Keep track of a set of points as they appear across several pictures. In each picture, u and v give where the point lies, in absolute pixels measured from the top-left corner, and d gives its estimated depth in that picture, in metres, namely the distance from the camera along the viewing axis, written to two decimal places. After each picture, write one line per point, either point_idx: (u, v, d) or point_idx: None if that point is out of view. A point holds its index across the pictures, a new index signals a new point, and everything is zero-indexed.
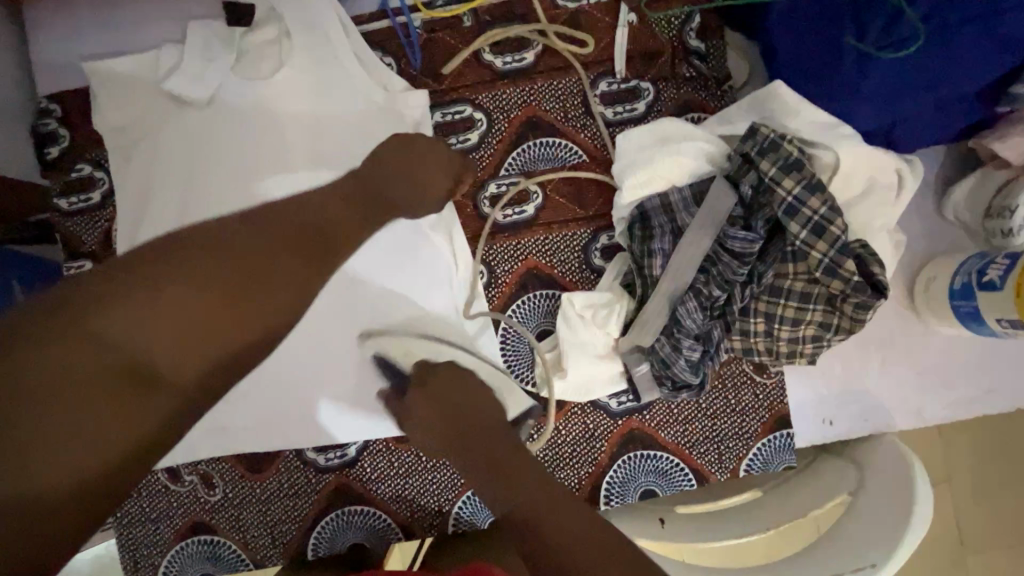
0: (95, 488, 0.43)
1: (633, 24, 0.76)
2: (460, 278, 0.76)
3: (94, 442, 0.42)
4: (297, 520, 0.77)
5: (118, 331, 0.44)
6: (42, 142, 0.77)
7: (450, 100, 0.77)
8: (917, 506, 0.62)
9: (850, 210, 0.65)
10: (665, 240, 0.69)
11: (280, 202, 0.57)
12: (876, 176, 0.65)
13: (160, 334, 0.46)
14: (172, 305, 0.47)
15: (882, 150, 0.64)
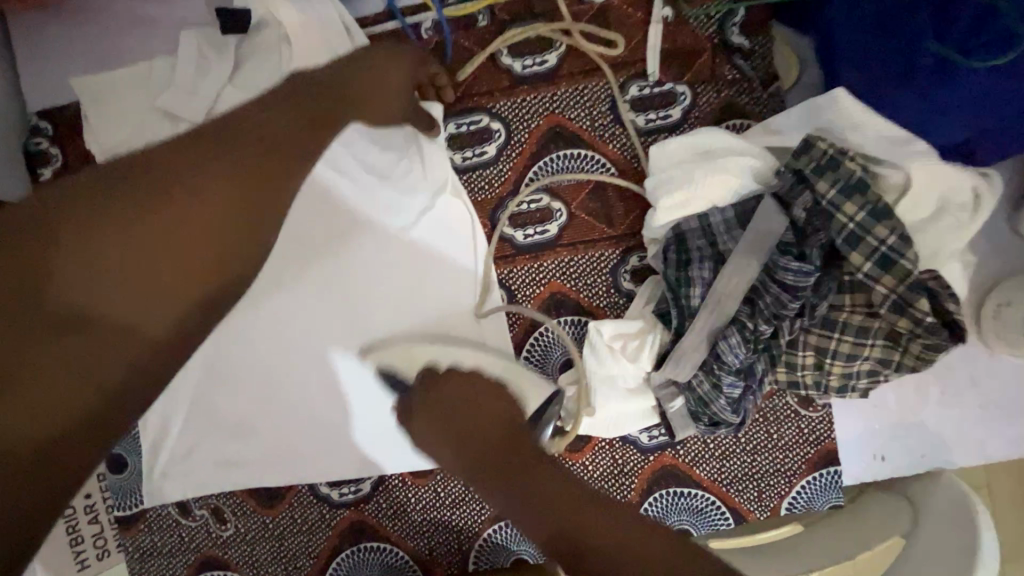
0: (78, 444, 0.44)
1: (668, 21, 0.68)
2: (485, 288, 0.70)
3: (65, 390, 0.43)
4: (311, 556, 0.74)
5: (77, 278, 0.43)
6: (33, 162, 0.73)
7: (464, 110, 0.70)
8: (981, 525, 0.58)
9: (917, 234, 0.57)
10: (704, 266, 0.62)
11: (231, 119, 0.50)
12: (949, 196, 0.57)
13: (108, 280, 0.44)
14: (125, 245, 0.45)
15: (954, 167, 0.56)
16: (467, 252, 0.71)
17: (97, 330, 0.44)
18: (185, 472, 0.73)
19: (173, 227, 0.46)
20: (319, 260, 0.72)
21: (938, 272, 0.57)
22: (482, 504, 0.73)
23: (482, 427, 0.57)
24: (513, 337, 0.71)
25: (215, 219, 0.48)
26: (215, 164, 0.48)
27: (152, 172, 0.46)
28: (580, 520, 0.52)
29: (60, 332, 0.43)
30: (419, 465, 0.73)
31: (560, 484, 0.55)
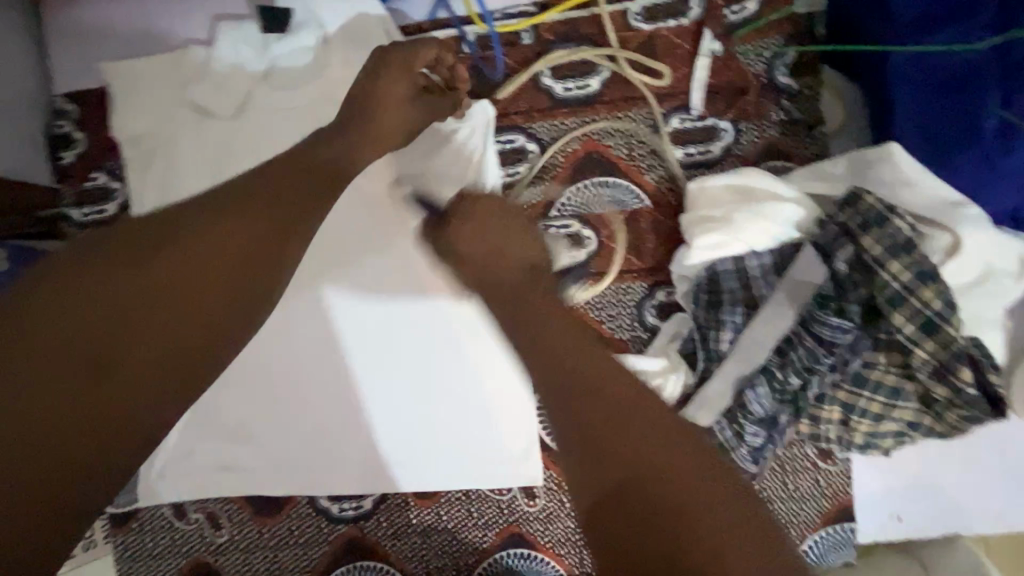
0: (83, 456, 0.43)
1: (717, 54, 0.66)
2: None
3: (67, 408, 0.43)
4: (305, 570, 0.72)
5: (74, 309, 0.44)
6: (57, 145, 0.71)
7: (502, 127, 0.69)
8: None
9: (960, 298, 0.56)
10: (736, 311, 0.60)
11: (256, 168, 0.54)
12: (998, 261, 0.55)
13: (108, 309, 0.45)
14: (129, 277, 0.46)
15: (1005, 233, 0.55)
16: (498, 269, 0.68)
17: (109, 357, 0.44)
18: (183, 474, 0.72)
19: (187, 274, 0.47)
20: (340, 266, 0.70)
21: (980, 341, 0.55)
22: (485, 531, 0.71)
23: (588, 383, 0.49)
24: None
25: (222, 250, 0.49)
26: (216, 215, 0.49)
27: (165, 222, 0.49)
28: (662, 478, 0.45)
29: (70, 363, 0.43)
30: (424, 487, 0.71)
31: (671, 448, 0.46)
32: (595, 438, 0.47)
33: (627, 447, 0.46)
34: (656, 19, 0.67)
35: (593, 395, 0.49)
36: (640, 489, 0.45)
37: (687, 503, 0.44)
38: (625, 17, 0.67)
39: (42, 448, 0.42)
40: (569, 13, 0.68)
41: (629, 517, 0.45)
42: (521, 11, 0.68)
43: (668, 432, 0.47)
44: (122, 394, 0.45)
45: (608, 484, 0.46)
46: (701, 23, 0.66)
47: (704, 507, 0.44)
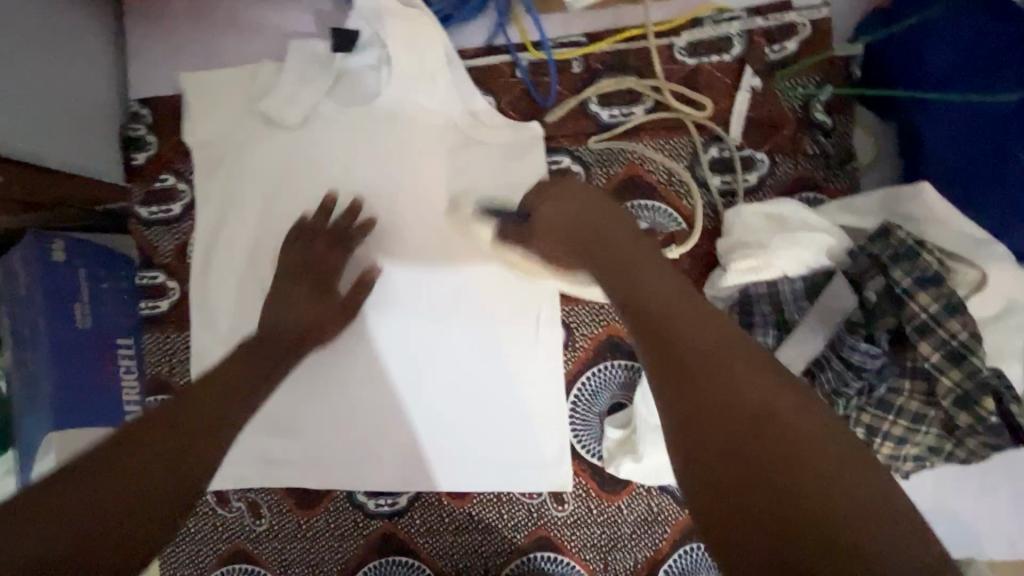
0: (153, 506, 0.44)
1: (757, 90, 0.70)
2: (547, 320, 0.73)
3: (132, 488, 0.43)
4: (339, 562, 0.75)
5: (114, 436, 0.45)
6: (130, 146, 0.76)
7: (549, 148, 0.73)
8: None
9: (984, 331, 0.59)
10: (767, 333, 0.64)
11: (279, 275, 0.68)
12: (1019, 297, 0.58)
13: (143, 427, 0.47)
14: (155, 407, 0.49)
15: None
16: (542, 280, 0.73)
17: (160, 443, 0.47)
18: (228, 464, 0.75)
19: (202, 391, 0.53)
20: (390, 276, 0.74)
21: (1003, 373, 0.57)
22: (514, 533, 0.74)
23: (687, 327, 0.47)
24: (566, 372, 0.74)
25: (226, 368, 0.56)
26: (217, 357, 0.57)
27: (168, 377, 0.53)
28: (780, 429, 0.40)
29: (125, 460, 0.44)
30: (458, 486, 0.74)
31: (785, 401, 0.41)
32: (686, 375, 0.44)
33: (720, 386, 0.42)
34: (699, 54, 0.71)
35: (679, 340, 0.46)
36: (750, 441, 0.40)
37: (803, 446, 0.39)
38: (671, 51, 0.71)
39: (119, 512, 0.42)
40: (618, 45, 0.72)
41: (744, 456, 0.39)
42: (572, 41, 0.73)
43: (765, 369, 0.43)
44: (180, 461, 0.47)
45: (703, 415, 0.42)
46: (743, 59, 0.70)
47: (815, 440, 0.39)
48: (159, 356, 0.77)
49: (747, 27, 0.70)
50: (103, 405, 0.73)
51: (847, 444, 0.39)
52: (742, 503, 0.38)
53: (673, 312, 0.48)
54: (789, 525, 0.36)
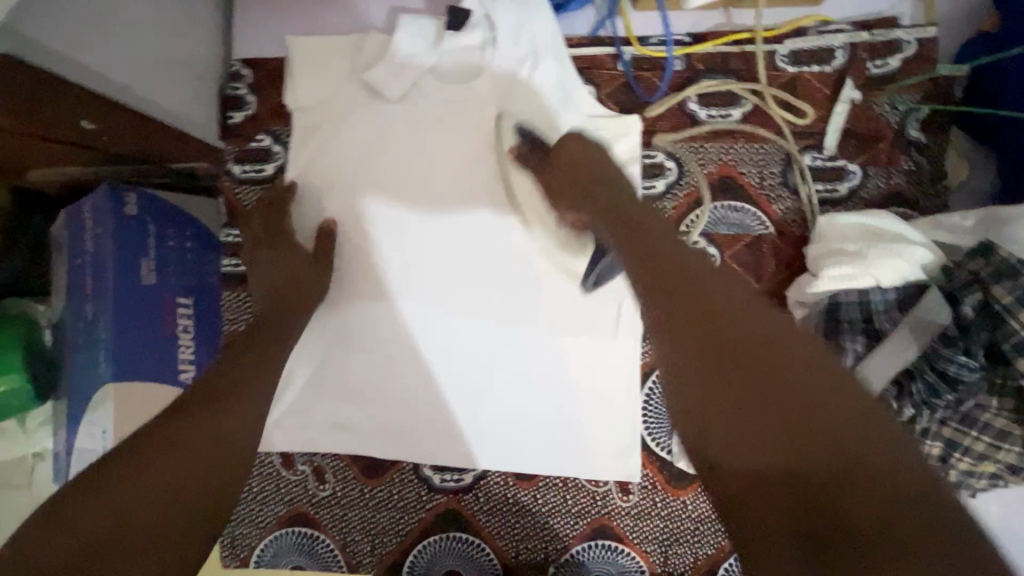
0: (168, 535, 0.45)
1: (856, 102, 0.71)
2: (627, 312, 0.74)
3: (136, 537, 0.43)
4: (399, 534, 0.76)
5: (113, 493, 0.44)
6: (228, 105, 0.77)
7: (645, 143, 0.74)
8: None
9: None
10: (857, 340, 0.65)
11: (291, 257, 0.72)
12: None
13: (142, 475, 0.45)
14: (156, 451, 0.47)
15: None
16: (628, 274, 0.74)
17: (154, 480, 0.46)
18: (298, 427, 0.76)
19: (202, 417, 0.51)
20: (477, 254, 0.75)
21: None
22: (575, 520, 0.74)
23: (710, 306, 0.49)
24: (643, 364, 0.75)
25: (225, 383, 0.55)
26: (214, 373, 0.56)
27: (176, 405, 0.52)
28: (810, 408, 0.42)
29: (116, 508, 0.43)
30: (526, 468, 0.74)
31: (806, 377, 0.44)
32: (758, 393, 0.44)
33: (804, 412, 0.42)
34: (801, 63, 0.72)
35: (759, 363, 0.45)
36: (788, 419, 0.42)
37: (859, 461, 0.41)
38: (774, 58, 0.72)
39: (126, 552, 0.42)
40: (722, 46, 0.73)
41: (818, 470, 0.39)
42: (676, 39, 0.73)
43: (813, 369, 0.44)
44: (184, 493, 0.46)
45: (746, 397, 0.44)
46: (844, 72, 0.72)
47: (886, 460, 0.38)
48: (237, 314, 0.78)
49: (851, 40, 0.71)
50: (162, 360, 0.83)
51: (926, 479, 0.38)
52: (811, 488, 0.39)
53: (756, 332, 0.47)
54: (844, 554, 0.36)
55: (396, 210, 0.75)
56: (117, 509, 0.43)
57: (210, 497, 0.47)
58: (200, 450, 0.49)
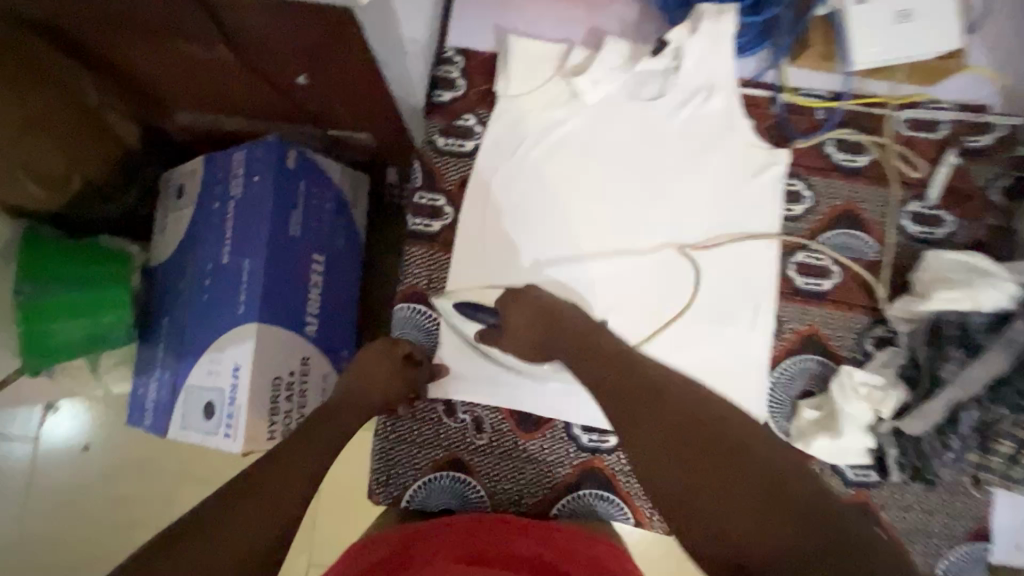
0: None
1: (955, 166, 0.89)
2: (765, 308, 0.87)
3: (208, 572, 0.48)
4: (546, 486, 0.83)
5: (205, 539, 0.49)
6: (439, 84, 0.87)
7: (790, 173, 0.89)
8: None
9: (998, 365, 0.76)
10: (960, 351, 0.79)
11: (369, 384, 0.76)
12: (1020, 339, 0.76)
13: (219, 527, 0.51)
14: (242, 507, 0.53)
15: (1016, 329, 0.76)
16: (766, 278, 0.87)
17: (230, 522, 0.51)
18: (464, 377, 0.83)
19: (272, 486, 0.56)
20: (641, 243, 0.87)
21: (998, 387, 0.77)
22: None
23: (625, 376, 0.62)
24: (771, 356, 0.87)
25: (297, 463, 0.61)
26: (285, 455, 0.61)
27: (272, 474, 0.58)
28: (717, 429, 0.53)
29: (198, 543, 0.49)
30: None
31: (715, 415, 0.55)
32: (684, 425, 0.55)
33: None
34: (915, 128, 0.90)
35: (677, 418, 0.55)
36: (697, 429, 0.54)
37: (737, 436, 0.53)
38: (895, 122, 0.90)
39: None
40: (854, 105, 0.90)
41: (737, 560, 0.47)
42: (820, 94, 0.90)
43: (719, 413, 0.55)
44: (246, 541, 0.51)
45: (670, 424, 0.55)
46: (947, 141, 0.90)
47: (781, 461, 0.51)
48: (421, 269, 0.85)
49: (955, 117, 0.90)
50: (290, 292, 1.02)
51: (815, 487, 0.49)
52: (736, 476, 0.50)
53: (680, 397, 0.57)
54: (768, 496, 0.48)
55: (572, 198, 0.86)
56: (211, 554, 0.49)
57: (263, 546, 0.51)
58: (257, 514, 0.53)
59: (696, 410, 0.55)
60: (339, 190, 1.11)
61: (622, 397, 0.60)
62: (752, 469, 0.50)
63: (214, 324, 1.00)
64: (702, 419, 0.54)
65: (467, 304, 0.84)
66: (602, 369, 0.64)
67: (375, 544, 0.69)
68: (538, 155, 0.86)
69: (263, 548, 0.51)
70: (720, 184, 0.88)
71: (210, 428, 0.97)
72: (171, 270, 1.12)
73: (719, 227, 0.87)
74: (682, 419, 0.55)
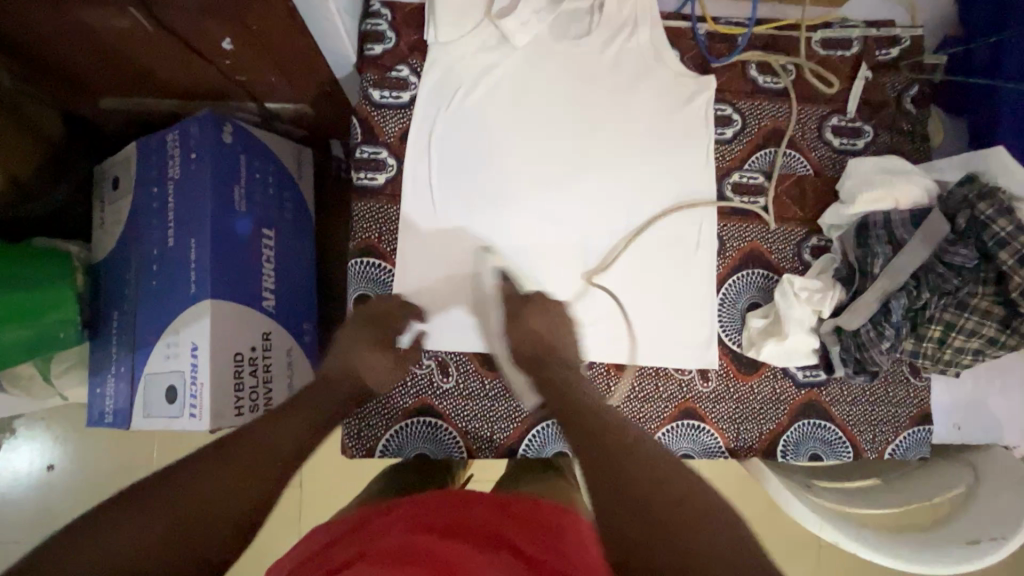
0: (184, 520, 0.52)
1: (868, 79, 0.94)
2: (707, 228, 0.90)
3: (176, 506, 0.52)
4: (515, 421, 0.85)
5: (193, 475, 0.55)
6: (368, 39, 0.88)
7: (718, 99, 0.93)
8: None
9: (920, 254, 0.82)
10: (885, 247, 0.85)
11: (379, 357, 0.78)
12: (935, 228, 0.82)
13: (210, 467, 0.57)
14: (236, 455, 0.59)
15: (932, 219, 0.83)
16: (707, 200, 0.91)
17: (216, 464, 0.57)
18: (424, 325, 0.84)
19: (264, 452, 0.61)
20: (586, 180, 0.89)
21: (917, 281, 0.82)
22: (666, 403, 0.87)
23: (598, 440, 0.63)
24: (717, 274, 0.91)
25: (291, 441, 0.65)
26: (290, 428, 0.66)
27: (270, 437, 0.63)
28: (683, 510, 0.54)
29: (186, 476, 0.55)
30: (623, 360, 0.87)
31: (685, 492, 0.55)
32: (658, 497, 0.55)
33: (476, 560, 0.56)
34: (829, 46, 0.95)
35: (657, 497, 0.55)
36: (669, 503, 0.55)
37: (704, 511, 0.53)
38: (810, 42, 0.95)
39: (166, 516, 0.52)
40: (770, 30, 0.95)
41: (661, 551, 0.51)
42: (739, 22, 0.94)
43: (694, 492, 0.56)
44: (217, 492, 0.55)
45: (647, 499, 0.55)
46: (860, 56, 0.95)
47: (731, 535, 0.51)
48: (370, 223, 0.85)
49: (863, 33, 0.95)
50: (244, 270, 1.01)
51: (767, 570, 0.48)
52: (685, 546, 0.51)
53: (663, 474, 0.58)
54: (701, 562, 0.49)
55: (511, 141, 0.88)
56: (189, 492, 0.54)
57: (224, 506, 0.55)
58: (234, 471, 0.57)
59: (674, 487, 0.56)
60: (284, 163, 1.10)
61: (596, 458, 0.61)
62: (699, 537, 0.51)
63: (168, 309, 0.98)
64: (683, 499, 0.55)
65: (419, 251, 0.85)
66: (576, 433, 0.65)
67: (337, 525, 0.66)
68: (475, 101, 0.87)
69: (222, 512, 0.54)
70: (654, 115, 0.91)
71: (174, 412, 0.96)
72: (114, 264, 1.08)
73: (657, 156, 0.90)
74: (669, 497, 0.55)
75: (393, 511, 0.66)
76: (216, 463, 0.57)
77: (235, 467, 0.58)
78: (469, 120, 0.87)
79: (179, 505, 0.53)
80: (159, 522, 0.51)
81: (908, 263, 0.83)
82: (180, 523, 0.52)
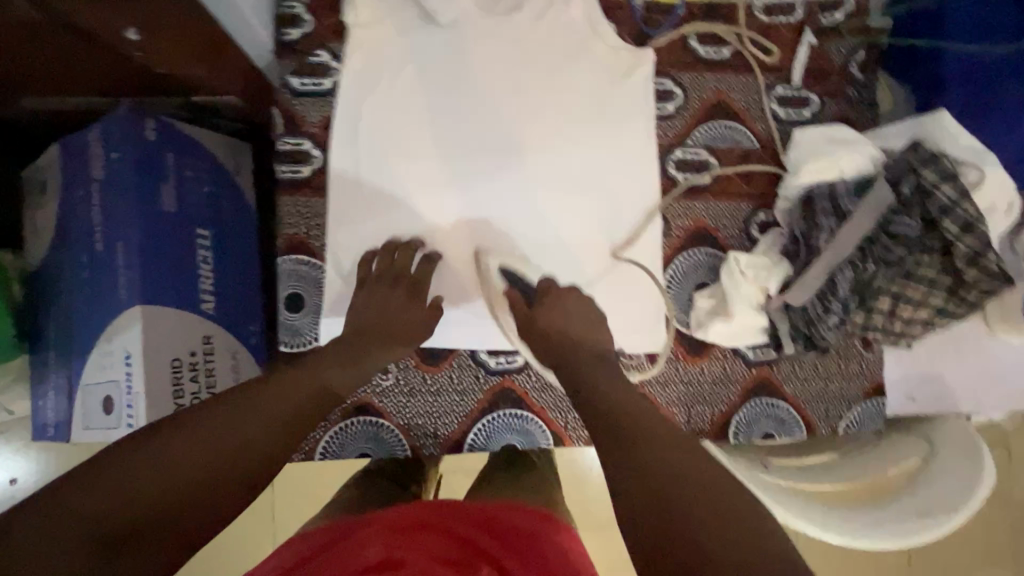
0: (132, 496, 0.46)
1: (813, 45, 0.91)
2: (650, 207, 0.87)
3: (123, 484, 0.46)
4: (460, 415, 0.83)
5: (154, 446, 0.49)
6: (285, 23, 0.83)
7: (658, 73, 0.89)
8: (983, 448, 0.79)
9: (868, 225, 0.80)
10: (830, 219, 0.82)
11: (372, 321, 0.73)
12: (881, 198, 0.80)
13: (173, 437, 0.50)
14: (203, 427, 0.52)
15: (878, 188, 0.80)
16: (650, 178, 0.87)
17: (174, 434, 0.50)
18: None
19: (236, 423, 0.54)
20: (524, 162, 0.85)
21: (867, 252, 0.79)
22: None
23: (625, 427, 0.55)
24: (663, 255, 0.88)
25: (273, 412, 0.57)
26: (272, 394, 0.58)
27: (244, 405, 0.56)
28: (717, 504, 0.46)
29: (142, 446, 0.49)
30: None
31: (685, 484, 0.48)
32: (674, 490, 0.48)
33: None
34: (772, 13, 0.91)
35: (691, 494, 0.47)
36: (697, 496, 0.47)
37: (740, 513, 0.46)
38: (752, 8, 0.91)
39: (113, 494, 0.45)
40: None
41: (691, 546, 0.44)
42: None
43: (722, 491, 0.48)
44: (174, 466, 0.48)
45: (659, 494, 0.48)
46: (803, 22, 0.92)
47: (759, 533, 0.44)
48: (298, 218, 0.82)
49: None
50: (179, 273, 0.97)
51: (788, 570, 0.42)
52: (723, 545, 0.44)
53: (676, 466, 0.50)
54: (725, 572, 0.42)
55: (442, 125, 0.84)
56: (140, 466, 0.47)
57: (175, 486, 0.48)
58: (197, 444, 0.50)
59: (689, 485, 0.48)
60: (218, 157, 1.06)
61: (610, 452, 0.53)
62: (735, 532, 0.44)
63: (101, 317, 0.94)
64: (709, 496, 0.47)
65: (351, 245, 0.81)
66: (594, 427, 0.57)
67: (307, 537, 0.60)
68: (402, 85, 0.83)
69: (170, 493, 0.47)
70: (592, 90, 0.87)
71: (114, 422, 0.93)
72: (46, 271, 1.04)
73: (596, 134, 0.87)
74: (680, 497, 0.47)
75: (372, 524, 0.59)
76: (180, 432, 0.51)
77: (193, 440, 0.50)
78: (396, 104, 0.83)
79: (126, 482, 0.46)
80: (98, 501, 0.44)
81: (854, 235, 0.80)
82: (126, 503, 0.45)
